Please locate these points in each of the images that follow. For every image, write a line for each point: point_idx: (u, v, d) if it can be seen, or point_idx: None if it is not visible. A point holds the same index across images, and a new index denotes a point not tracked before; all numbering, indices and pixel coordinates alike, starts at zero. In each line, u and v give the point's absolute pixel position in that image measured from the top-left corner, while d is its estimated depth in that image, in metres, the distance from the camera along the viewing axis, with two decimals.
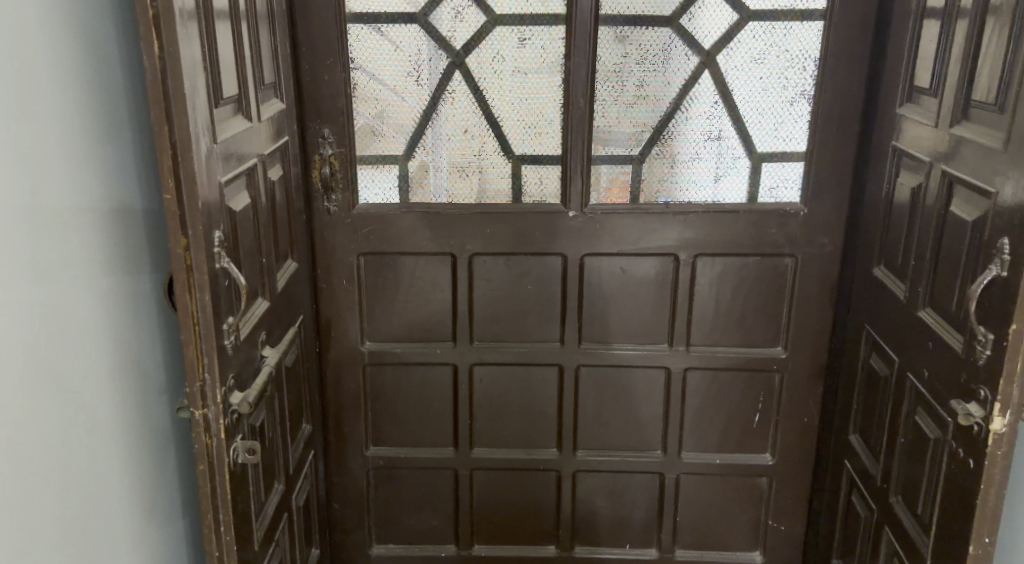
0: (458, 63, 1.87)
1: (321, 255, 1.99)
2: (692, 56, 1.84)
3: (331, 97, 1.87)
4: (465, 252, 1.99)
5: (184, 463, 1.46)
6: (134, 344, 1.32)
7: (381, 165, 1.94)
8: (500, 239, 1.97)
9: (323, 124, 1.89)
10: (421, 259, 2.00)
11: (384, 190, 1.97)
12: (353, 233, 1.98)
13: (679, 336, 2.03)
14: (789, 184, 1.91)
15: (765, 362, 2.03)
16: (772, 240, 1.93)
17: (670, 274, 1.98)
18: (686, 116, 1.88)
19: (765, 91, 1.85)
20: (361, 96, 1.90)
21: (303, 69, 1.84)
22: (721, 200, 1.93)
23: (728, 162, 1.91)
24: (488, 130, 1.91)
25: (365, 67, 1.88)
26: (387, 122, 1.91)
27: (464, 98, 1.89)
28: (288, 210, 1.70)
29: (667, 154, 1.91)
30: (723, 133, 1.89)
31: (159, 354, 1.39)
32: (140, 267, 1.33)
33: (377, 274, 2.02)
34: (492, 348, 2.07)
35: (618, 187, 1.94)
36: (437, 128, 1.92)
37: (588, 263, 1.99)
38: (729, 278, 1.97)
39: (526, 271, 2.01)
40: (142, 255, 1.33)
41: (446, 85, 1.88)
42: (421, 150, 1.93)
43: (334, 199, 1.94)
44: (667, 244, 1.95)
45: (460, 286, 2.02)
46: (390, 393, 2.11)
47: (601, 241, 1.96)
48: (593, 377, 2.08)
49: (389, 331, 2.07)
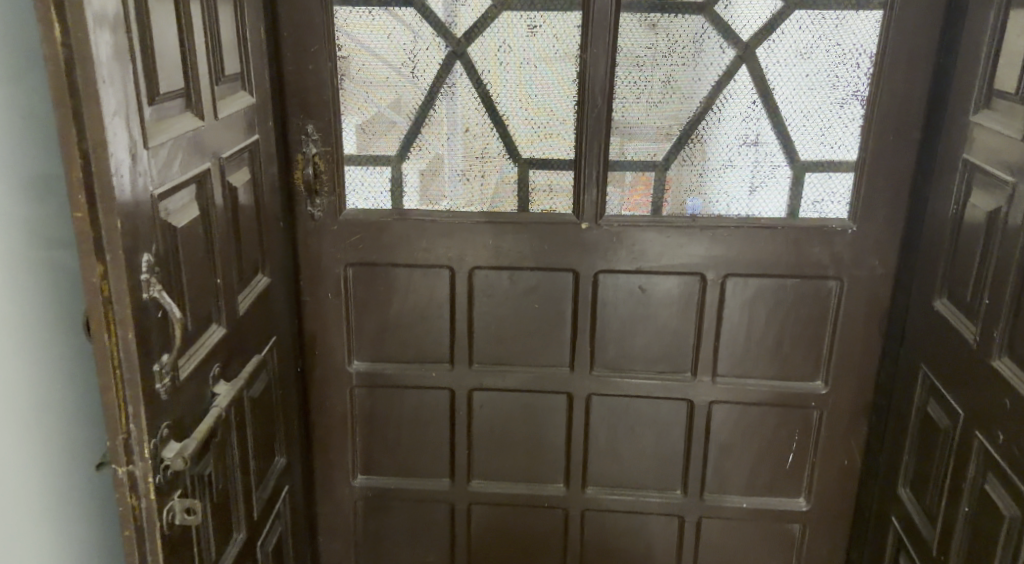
0: (460, 53, 1.65)
1: (304, 265, 1.78)
2: (727, 49, 1.60)
3: (315, 89, 1.66)
4: (465, 265, 1.78)
5: (108, 520, 1.25)
6: (40, 383, 1.11)
7: (372, 166, 1.73)
8: (505, 252, 1.76)
9: (307, 119, 1.68)
10: (417, 272, 1.79)
11: (376, 195, 1.75)
12: (340, 242, 1.77)
13: (705, 365, 1.80)
14: (836, 197, 1.67)
15: (802, 397, 1.79)
16: (815, 261, 1.70)
17: (696, 295, 1.75)
18: (719, 119, 1.64)
19: (811, 90, 1.61)
20: (350, 89, 1.68)
21: (283, 57, 1.63)
22: (756, 213, 1.70)
23: (766, 171, 1.67)
24: (493, 130, 1.69)
25: (354, 56, 1.66)
26: (380, 119, 1.70)
27: (466, 94, 1.67)
28: (260, 218, 1.49)
29: (695, 161, 1.68)
30: (761, 138, 1.65)
31: (82, 395, 1.18)
32: (52, 291, 1.12)
33: (366, 287, 1.81)
34: (494, 372, 1.85)
35: (640, 193, 1.71)
36: (435, 128, 1.70)
37: (603, 280, 1.76)
38: (764, 302, 1.74)
39: (534, 287, 1.79)
40: (53, 281, 1.12)
41: (445, 78, 1.66)
42: (417, 151, 1.72)
43: (319, 203, 1.73)
44: (693, 262, 1.72)
45: (459, 304, 1.81)
46: (380, 418, 1.91)
47: (619, 257, 1.74)
48: (606, 407, 1.86)
49: (380, 350, 1.86)
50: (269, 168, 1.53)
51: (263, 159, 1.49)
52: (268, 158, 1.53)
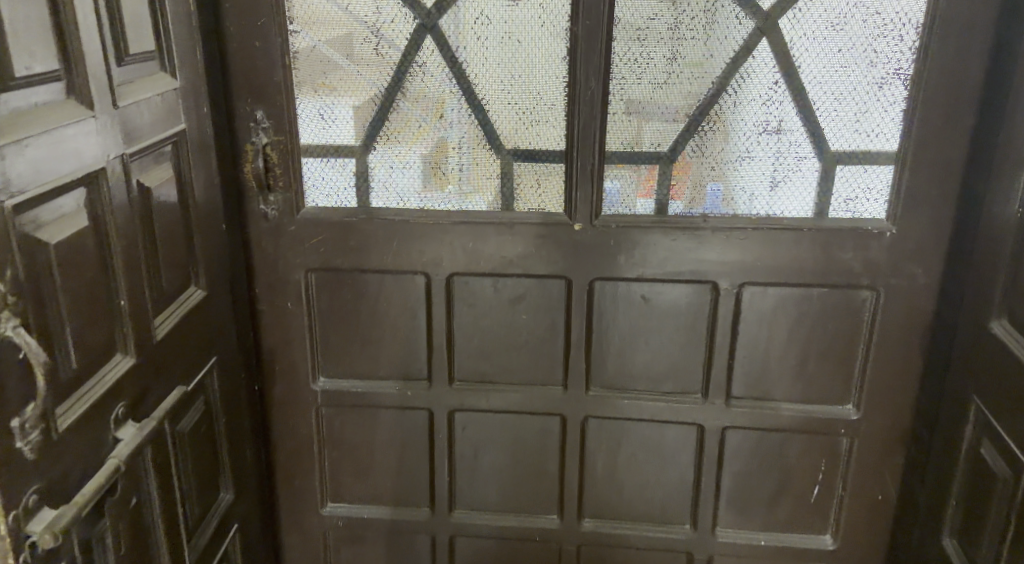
0: (430, 25, 1.42)
1: (258, 271, 1.56)
2: (744, 19, 1.35)
3: (264, 69, 1.44)
4: (442, 271, 1.56)
5: None
6: None
7: (333, 159, 1.51)
8: (486, 256, 1.54)
9: (256, 104, 1.46)
10: (388, 278, 1.58)
11: (339, 191, 1.53)
12: (299, 244, 1.55)
13: (716, 386, 1.56)
14: (872, 194, 1.42)
15: (829, 425, 1.56)
16: (846, 268, 1.45)
17: (706, 307, 1.52)
18: (735, 102, 1.40)
19: (845, 69, 1.36)
20: (305, 69, 1.45)
21: (226, 32, 1.42)
22: (778, 213, 1.45)
23: (790, 164, 1.42)
24: (471, 116, 1.46)
25: (309, 30, 1.43)
26: (341, 104, 1.47)
27: (439, 74, 1.44)
28: (189, 221, 1.28)
29: (707, 152, 1.43)
30: (784, 125, 1.40)
31: None
32: None
33: (331, 295, 1.59)
34: (476, 391, 1.63)
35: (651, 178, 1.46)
36: (405, 113, 1.47)
37: (599, 289, 1.54)
38: (785, 314, 1.50)
39: (520, 295, 1.57)
40: None
41: (414, 56, 1.44)
42: (385, 140, 1.49)
43: (274, 200, 1.52)
44: (704, 268, 1.49)
45: (436, 315, 1.59)
46: (350, 441, 1.69)
47: (617, 263, 1.51)
48: (603, 431, 1.64)
49: (348, 365, 1.64)
50: (205, 162, 1.33)
51: (195, 153, 1.29)
52: (202, 150, 1.31)
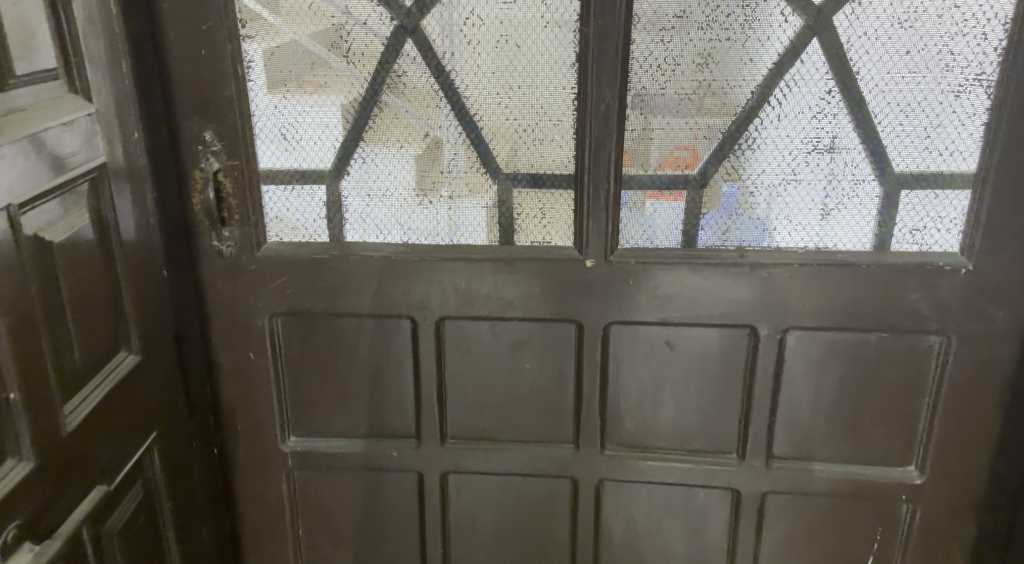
0: (411, 27, 1.19)
1: (213, 316, 1.33)
2: (791, 15, 1.12)
3: (212, 82, 1.20)
4: (430, 314, 1.33)
5: None
6: None
7: (300, 186, 1.27)
8: (481, 297, 1.31)
9: (205, 123, 1.22)
10: (368, 322, 1.35)
11: (307, 223, 1.30)
12: (261, 285, 1.32)
13: (755, 445, 1.33)
14: (944, 223, 1.19)
15: (888, 490, 1.32)
16: (911, 310, 1.22)
17: (742, 354, 1.29)
18: (779, 116, 1.16)
19: (914, 74, 1.12)
20: (263, 80, 1.22)
21: (164, 38, 1.18)
22: (829, 246, 1.21)
23: (845, 188, 1.18)
24: (462, 134, 1.23)
25: (267, 35, 1.20)
26: (307, 122, 1.24)
27: (424, 85, 1.21)
28: (109, 273, 1.06)
29: (745, 175, 1.19)
30: (838, 142, 1.16)
31: None
32: None
33: (302, 343, 1.36)
34: (473, 451, 1.40)
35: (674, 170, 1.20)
36: (384, 132, 1.24)
37: (616, 334, 1.30)
38: (837, 363, 1.27)
39: (523, 342, 1.34)
40: None
41: (392, 64, 1.21)
42: (361, 163, 1.26)
43: (229, 235, 1.28)
44: (742, 311, 1.25)
45: (425, 364, 1.36)
46: (327, 507, 1.46)
47: (636, 304, 1.27)
48: (621, 495, 1.41)
49: (324, 422, 1.41)
50: (126, 200, 1.10)
51: (109, 192, 1.07)
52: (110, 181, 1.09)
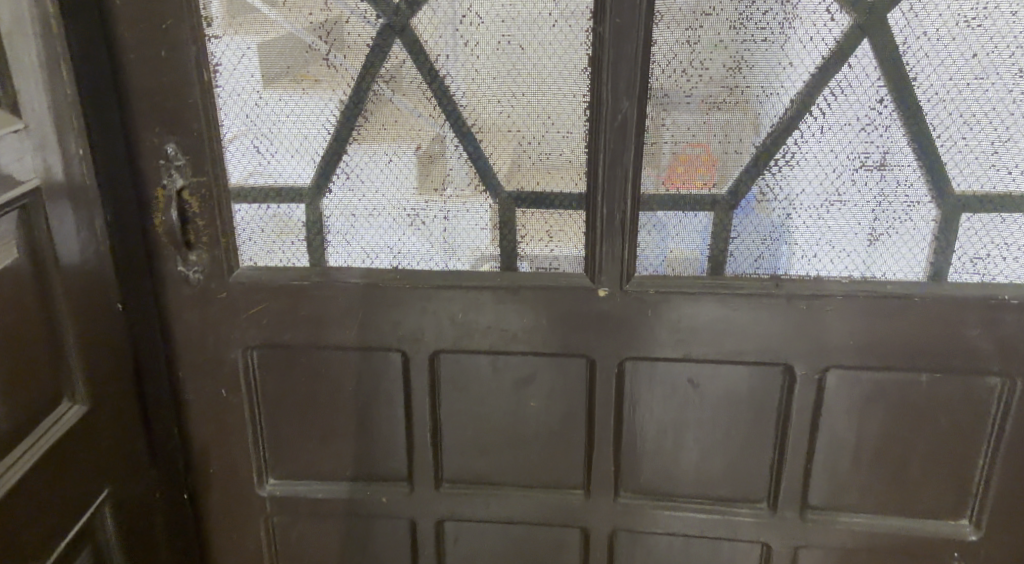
0: (400, 26, 1.04)
1: (181, 349, 1.19)
2: (838, 13, 0.97)
3: (174, 88, 1.06)
4: (423, 347, 1.18)
5: None
6: None
7: (276, 204, 1.13)
8: (481, 329, 1.16)
9: (166, 135, 1.08)
10: (354, 355, 1.20)
11: (284, 245, 1.16)
12: (234, 314, 1.17)
13: (788, 495, 1.19)
14: (1010, 250, 1.04)
15: (938, 546, 1.18)
16: (970, 348, 1.07)
17: (774, 394, 1.14)
18: (822, 128, 1.01)
19: (981, 81, 0.97)
20: (233, 87, 1.08)
21: (118, 38, 1.04)
22: (876, 276, 1.07)
23: (896, 210, 1.04)
24: (458, 148, 1.09)
25: (236, 35, 1.06)
26: (283, 133, 1.10)
27: (415, 92, 1.07)
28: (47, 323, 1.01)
29: (781, 195, 1.05)
30: (889, 159, 1.01)
31: None
32: None
33: (281, 377, 1.22)
34: (471, 497, 1.26)
35: (686, 171, 1.05)
36: (370, 144, 1.10)
37: (632, 372, 1.16)
38: (882, 405, 1.12)
39: (527, 378, 1.19)
40: None
41: (379, 68, 1.06)
42: (346, 180, 1.12)
43: (196, 260, 1.14)
44: (775, 349, 1.10)
45: (418, 403, 1.21)
46: (311, 555, 1.32)
47: (655, 339, 1.13)
48: (637, 546, 1.26)
49: (306, 463, 1.27)
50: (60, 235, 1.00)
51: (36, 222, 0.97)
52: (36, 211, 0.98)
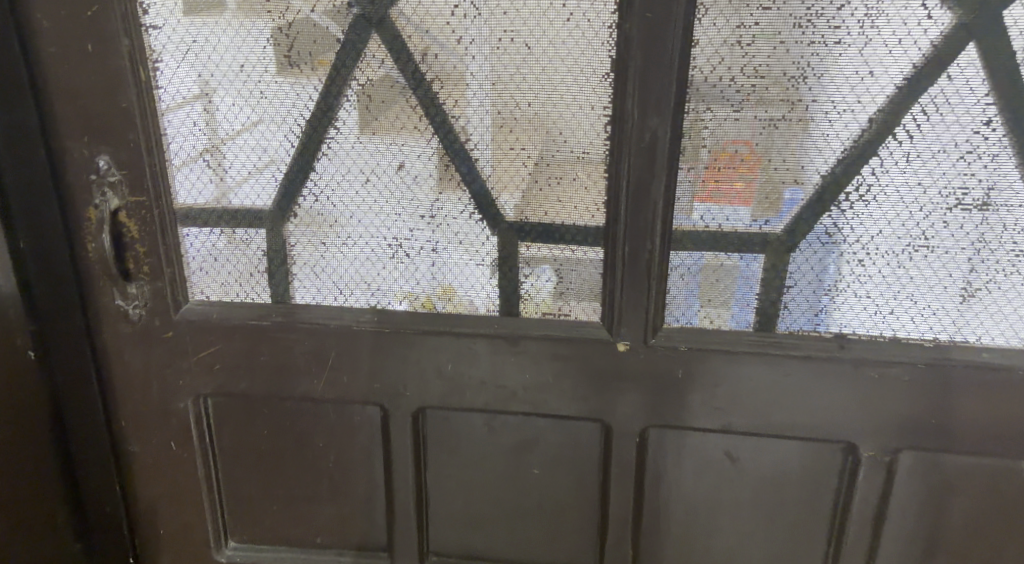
0: (377, 16, 0.84)
1: (121, 394, 1.01)
2: (936, 8, 0.76)
3: (105, 88, 0.88)
4: (405, 402, 0.99)
5: None
6: None
7: (231, 229, 0.94)
8: (474, 384, 0.96)
9: (98, 145, 0.90)
10: (324, 407, 1.01)
11: (241, 277, 0.97)
12: (183, 356, 0.99)
13: None
14: None
15: None
16: None
17: (832, 476, 0.93)
18: (909, 155, 0.80)
19: None
20: (177, 87, 0.89)
21: (38, 27, 0.87)
22: (970, 340, 0.85)
23: (998, 260, 0.82)
24: (449, 167, 0.89)
25: (179, 25, 0.87)
26: (238, 144, 0.91)
27: (395, 99, 0.87)
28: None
29: (852, 237, 0.83)
30: (992, 196, 0.80)
31: None
32: None
33: (238, 429, 1.03)
34: None
35: (725, 172, 0.83)
36: (343, 161, 0.90)
37: (657, 442, 0.95)
38: (968, 497, 0.90)
39: (529, 442, 0.99)
40: None
41: (353, 68, 0.86)
42: (315, 202, 0.92)
43: (137, 293, 0.96)
44: (837, 424, 0.89)
45: (398, 465, 1.02)
46: None
47: (687, 406, 0.91)
48: None
49: (269, 529, 1.08)
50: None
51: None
52: None
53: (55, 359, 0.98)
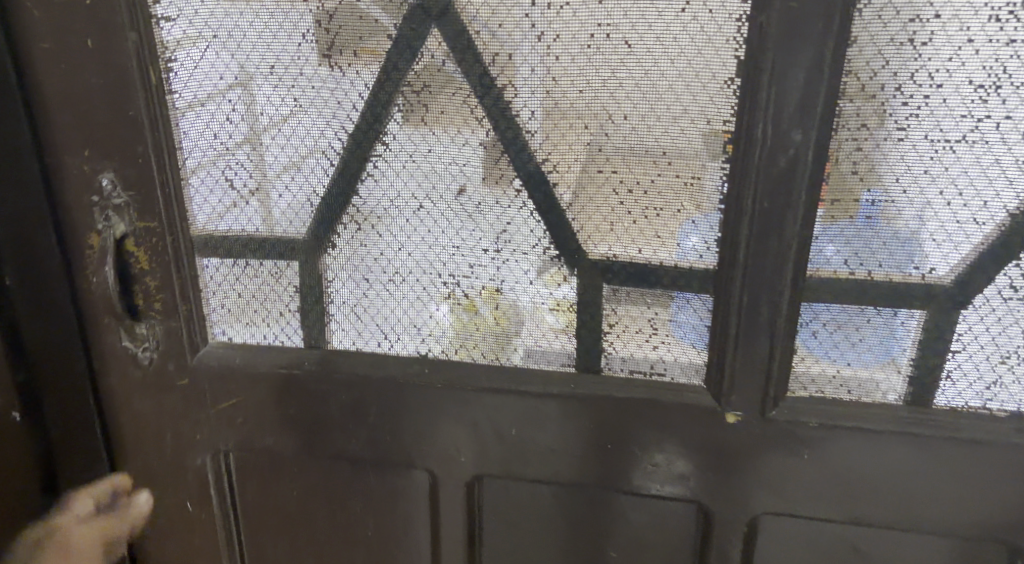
0: (438, 8, 0.67)
1: (129, 446, 0.87)
2: None
3: (109, 92, 0.73)
4: (459, 469, 0.82)
5: None
6: None
7: (257, 260, 0.79)
8: (542, 453, 0.79)
9: (101, 160, 0.75)
10: (362, 470, 0.85)
11: (269, 317, 0.82)
12: (199, 404, 0.84)
13: None
14: None
15: None
16: None
17: None
18: None
19: None
20: (194, 91, 0.74)
21: (33, 19, 0.72)
22: None
23: None
24: (520, 193, 0.72)
25: (196, 18, 0.72)
26: (266, 161, 0.75)
27: (457, 110, 0.70)
28: None
29: None
30: None
31: None
32: None
33: (261, 490, 0.88)
34: None
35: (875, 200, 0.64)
36: (393, 183, 0.74)
37: (769, 534, 0.76)
38: None
39: (606, 525, 0.81)
40: None
41: (406, 71, 0.70)
42: (359, 230, 0.76)
43: (148, 333, 0.82)
44: (1004, 525, 0.70)
45: (446, 541, 0.85)
46: None
47: (810, 492, 0.73)
48: None
49: None
50: None
51: None
52: None
53: (52, 407, 0.85)
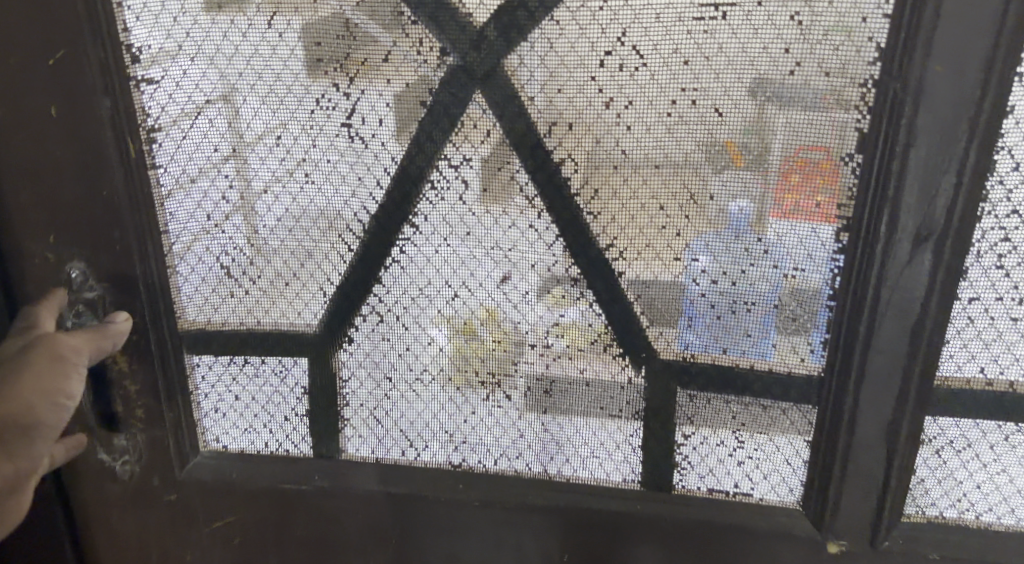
0: (482, 69, 0.57)
1: None
2: None
3: (77, 167, 0.60)
4: None
5: None
6: None
7: (258, 358, 0.66)
8: None
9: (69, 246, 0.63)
10: None
11: (273, 421, 0.68)
12: (188, 526, 0.70)
13: None
14: None
15: None
16: None
17: None
18: None
19: None
20: (183, 165, 0.62)
21: None
22: None
23: None
24: (578, 282, 0.60)
25: (186, 79, 0.60)
26: (268, 245, 0.63)
27: (502, 187, 0.59)
28: None
29: None
30: None
31: None
32: None
33: None
34: None
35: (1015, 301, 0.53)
36: (424, 271, 0.62)
37: None
38: None
39: None
40: None
41: (443, 143, 0.58)
42: (381, 325, 0.64)
43: (126, 444, 0.68)
44: None
45: None
46: None
47: None
48: None
49: None
50: None
51: None
52: None
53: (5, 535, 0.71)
